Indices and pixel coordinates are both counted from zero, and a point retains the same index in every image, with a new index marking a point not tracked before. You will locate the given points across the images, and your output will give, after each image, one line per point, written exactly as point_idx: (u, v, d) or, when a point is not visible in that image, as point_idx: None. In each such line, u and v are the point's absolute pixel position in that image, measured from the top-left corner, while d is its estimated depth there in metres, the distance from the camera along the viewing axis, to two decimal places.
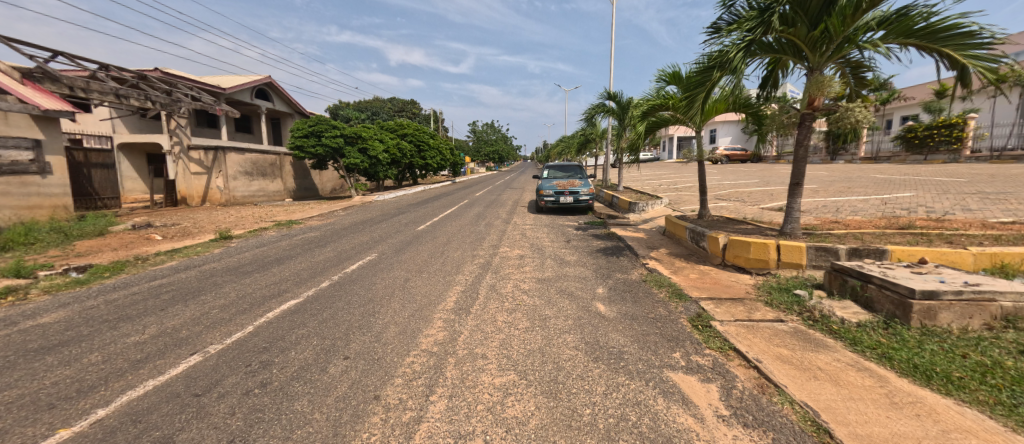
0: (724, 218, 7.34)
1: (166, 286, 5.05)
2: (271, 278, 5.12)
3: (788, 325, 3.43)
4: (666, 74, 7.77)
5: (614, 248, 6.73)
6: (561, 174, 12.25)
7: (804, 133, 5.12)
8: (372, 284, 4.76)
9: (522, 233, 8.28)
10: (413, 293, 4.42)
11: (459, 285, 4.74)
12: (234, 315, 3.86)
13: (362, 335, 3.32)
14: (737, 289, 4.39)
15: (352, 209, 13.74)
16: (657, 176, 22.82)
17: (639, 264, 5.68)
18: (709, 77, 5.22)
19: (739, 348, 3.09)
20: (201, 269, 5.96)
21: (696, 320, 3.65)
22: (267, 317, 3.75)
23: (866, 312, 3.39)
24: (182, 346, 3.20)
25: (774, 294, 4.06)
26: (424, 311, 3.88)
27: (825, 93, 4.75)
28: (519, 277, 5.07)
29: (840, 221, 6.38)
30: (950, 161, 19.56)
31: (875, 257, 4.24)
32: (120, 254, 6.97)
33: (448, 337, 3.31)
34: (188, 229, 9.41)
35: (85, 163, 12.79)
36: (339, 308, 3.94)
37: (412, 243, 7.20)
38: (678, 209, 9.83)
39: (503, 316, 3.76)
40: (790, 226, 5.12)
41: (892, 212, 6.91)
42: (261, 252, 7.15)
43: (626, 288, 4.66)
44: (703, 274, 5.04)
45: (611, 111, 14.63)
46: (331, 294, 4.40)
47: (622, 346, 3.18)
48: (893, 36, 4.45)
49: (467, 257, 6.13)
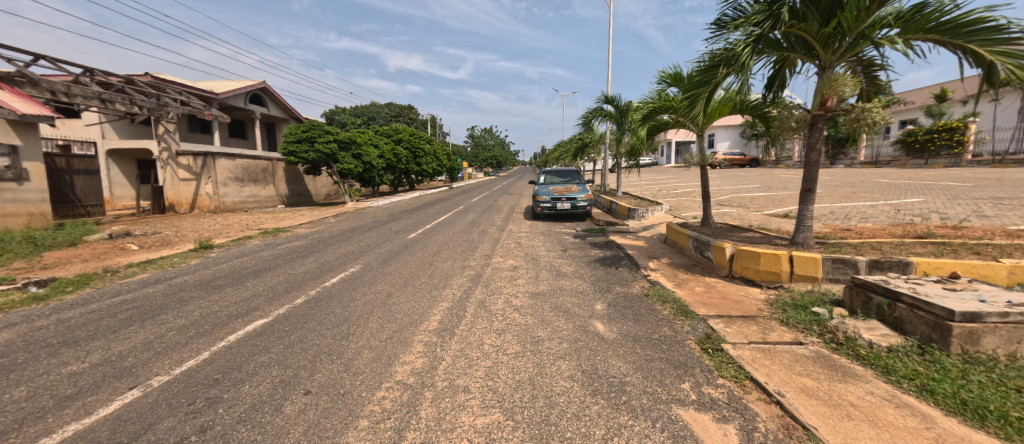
0: (729, 225, 6.97)
1: (128, 303, 4.64)
2: (243, 294, 4.72)
3: (809, 349, 3.06)
4: (667, 75, 7.45)
5: (613, 258, 6.37)
6: (558, 179, 11.90)
7: (816, 136, 4.78)
8: (350, 300, 4.36)
9: (517, 241, 7.90)
10: (395, 312, 4.02)
11: (445, 301, 4.36)
12: (192, 338, 3.47)
13: (330, 363, 2.94)
14: (748, 306, 4.01)
15: (345, 216, 13.35)
16: (657, 182, 22.58)
17: (640, 276, 5.30)
18: (714, 76, 4.90)
19: (757, 378, 2.71)
20: (172, 283, 5.55)
21: (706, 342, 3.28)
22: (228, 342, 3.36)
23: (896, 334, 3.02)
24: (124, 378, 2.81)
25: (790, 312, 3.69)
26: (403, 334, 3.49)
27: (838, 92, 4.42)
28: (512, 291, 4.69)
29: (851, 229, 6.04)
30: (951, 165, 19.41)
31: (898, 270, 3.88)
32: (89, 266, 6.55)
33: (427, 365, 2.93)
34: (168, 238, 8.97)
35: (67, 169, 12.36)
36: (310, 330, 3.54)
37: (401, 253, 6.82)
38: (679, 216, 9.50)
39: (490, 338, 3.38)
40: (801, 235, 4.77)
41: (904, 219, 6.61)
42: (239, 262, 6.75)
43: (627, 304, 4.28)
44: (709, 287, 4.67)
45: (610, 115, 14.35)
46: (304, 312, 4.01)
47: (624, 376, 2.80)
48: (909, 33, 4.14)
49: (457, 269, 5.74)
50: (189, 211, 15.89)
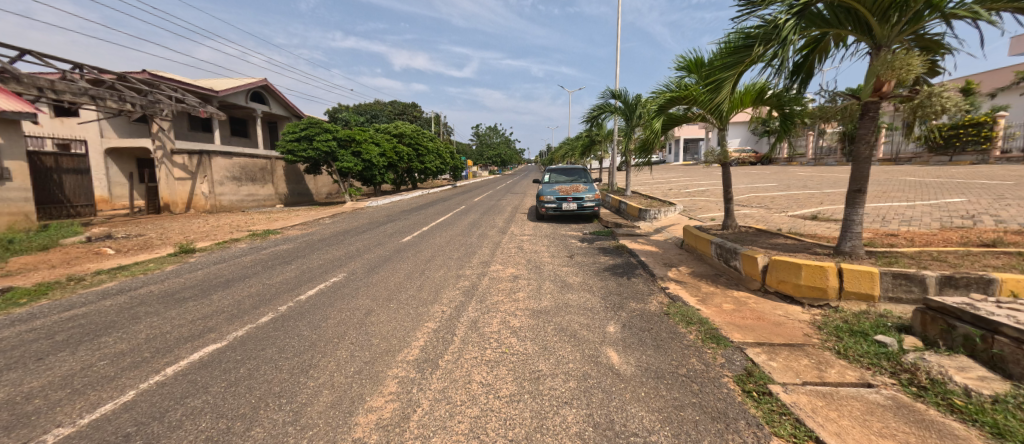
0: (754, 229, 6.25)
1: (74, 320, 4.07)
2: (205, 310, 4.14)
3: (882, 394, 2.41)
4: (686, 61, 6.74)
5: (625, 266, 5.71)
6: (564, 178, 11.23)
7: (867, 127, 4.03)
8: (322, 320, 3.76)
9: (519, 246, 7.27)
10: (370, 335, 3.41)
11: (432, 321, 3.74)
12: (122, 369, 2.90)
13: (275, 410, 2.35)
14: (791, 330, 3.35)
15: (341, 217, 12.83)
16: (667, 181, 21.81)
17: (657, 289, 4.66)
18: (748, 56, 4.37)
19: (826, 441, 2.04)
20: (134, 294, 4.99)
21: (747, 382, 2.63)
22: (163, 376, 2.78)
23: (1000, 377, 2.34)
24: (15, 430, 2.23)
25: (847, 341, 3.01)
26: (375, 367, 2.88)
27: (898, 75, 3.66)
28: (509, 308, 4.06)
29: (898, 234, 5.32)
30: (978, 162, 18.40)
31: (976, 288, 3.20)
32: (54, 273, 6.04)
33: (397, 416, 2.31)
34: (150, 242, 8.47)
35: (55, 169, 11.96)
36: (265, 361, 2.95)
37: (391, 260, 6.22)
38: (694, 218, 8.79)
39: (481, 374, 2.77)
40: (849, 243, 4.09)
41: (954, 222, 5.87)
42: (215, 269, 6.19)
43: (644, 325, 3.63)
44: (739, 305, 4.00)
45: (617, 111, 13.69)
46: (265, 335, 3.43)
47: (649, 432, 2.16)
48: (990, 2, 3.50)
49: (450, 278, 5.15)
50: (185, 211, 15.48)
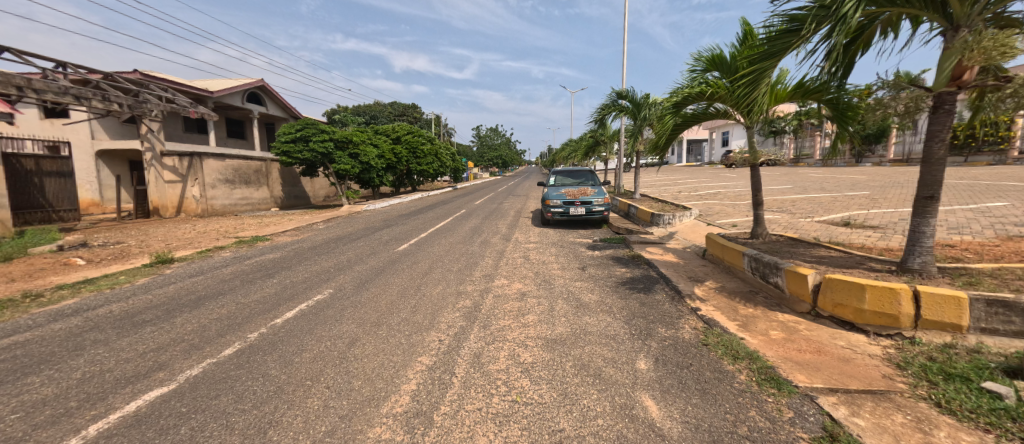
0: (788, 237, 5.66)
1: (4, 352, 3.45)
2: (164, 337, 3.55)
3: None
4: (706, 57, 6.15)
5: (645, 280, 5.12)
6: (570, 180, 10.63)
7: (943, 122, 3.40)
8: (296, 354, 3.15)
9: (525, 255, 6.67)
10: (351, 376, 2.80)
11: (426, 354, 3.13)
12: (34, 428, 2.29)
13: None
14: (864, 369, 2.75)
15: (336, 222, 12.18)
16: (673, 182, 21.20)
17: (687, 310, 4.05)
18: (792, 43, 3.82)
19: None
20: (91, 315, 4.40)
21: None
22: (81, 439, 2.17)
23: None
24: None
25: (949, 391, 2.37)
26: (352, 425, 2.27)
27: (988, 57, 3.03)
28: (518, 336, 3.45)
29: (953, 245, 4.73)
30: (996, 163, 17.80)
31: None
32: (9, 289, 5.44)
33: None
34: (126, 250, 7.85)
35: (36, 171, 11.36)
36: (216, 415, 2.35)
37: (384, 273, 5.62)
38: (713, 223, 8.19)
39: (486, 438, 2.15)
40: (918, 260, 3.50)
41: (1010, 230, 5.29)
42: (189, 284, 5.57)
43: (680, 360, 3.03)
44: (789, 332, 3.40)
45: (625, 110, 13.12)
46: (224, 374, 2.84)
47: None
48: None
49: (450, 296, 4.56)
50: (175, 215, 14.90)
